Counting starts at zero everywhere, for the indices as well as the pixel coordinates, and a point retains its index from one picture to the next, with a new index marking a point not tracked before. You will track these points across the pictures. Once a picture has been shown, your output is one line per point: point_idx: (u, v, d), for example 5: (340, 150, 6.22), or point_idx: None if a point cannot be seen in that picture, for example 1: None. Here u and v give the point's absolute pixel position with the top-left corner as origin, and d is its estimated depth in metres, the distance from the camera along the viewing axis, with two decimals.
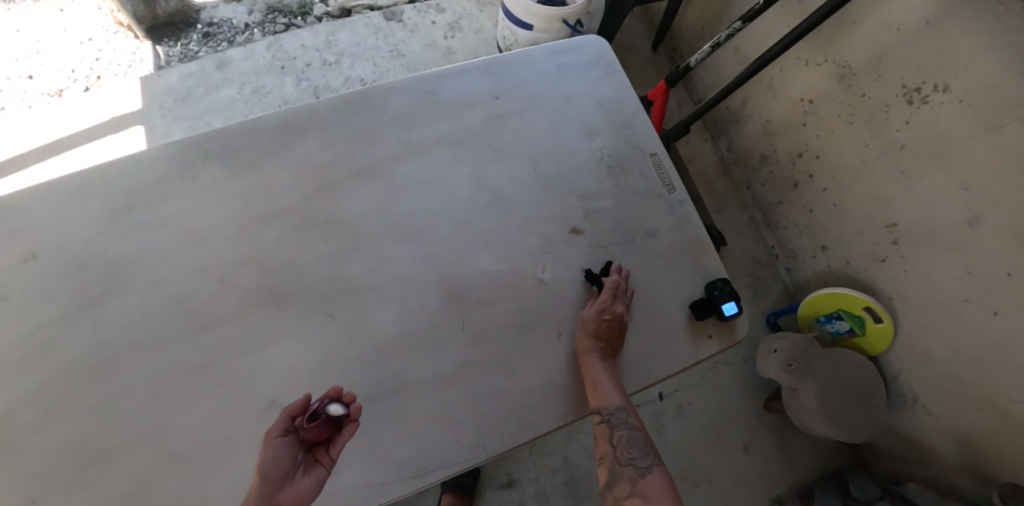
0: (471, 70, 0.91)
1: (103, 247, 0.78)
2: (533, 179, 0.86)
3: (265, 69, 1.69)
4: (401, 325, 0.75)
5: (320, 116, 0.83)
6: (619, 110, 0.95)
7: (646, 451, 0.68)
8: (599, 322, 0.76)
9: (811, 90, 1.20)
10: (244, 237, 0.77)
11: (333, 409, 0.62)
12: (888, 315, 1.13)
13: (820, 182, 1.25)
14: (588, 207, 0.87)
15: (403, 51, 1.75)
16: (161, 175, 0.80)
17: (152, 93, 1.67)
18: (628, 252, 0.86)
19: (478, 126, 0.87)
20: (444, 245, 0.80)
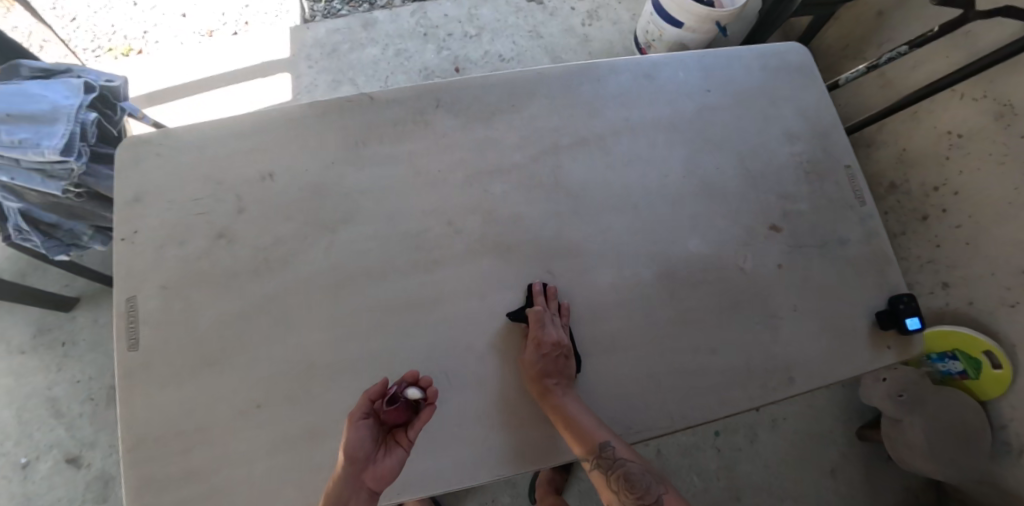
0: (686, 60, 0.95)
1: (338, 176, 0.80)
2: (738, 174, 0.90)
3: (408, 34, 1.74)
4: (616, 291, 0.80)
5: (548, 82, 0.87)
6: (819, 118, 0.97)
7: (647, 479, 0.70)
8: (546, 360, 0.72)
9: (962, 123, 1.07)
10: (473, 186, 0.80)
11: (411, 392, 0.66)
12: (1010, 363, 1.02)
13: (953, 219, 1.11)
14: (786, 207, 0.91)
15: (541, 32, 1.77)
16: (395, 116, 0.83)
17: (300, 43, 1.74)
18: (821, 257, 0.90)
19: (692, 114, 0.91)
20: (656, 222, 0.84)
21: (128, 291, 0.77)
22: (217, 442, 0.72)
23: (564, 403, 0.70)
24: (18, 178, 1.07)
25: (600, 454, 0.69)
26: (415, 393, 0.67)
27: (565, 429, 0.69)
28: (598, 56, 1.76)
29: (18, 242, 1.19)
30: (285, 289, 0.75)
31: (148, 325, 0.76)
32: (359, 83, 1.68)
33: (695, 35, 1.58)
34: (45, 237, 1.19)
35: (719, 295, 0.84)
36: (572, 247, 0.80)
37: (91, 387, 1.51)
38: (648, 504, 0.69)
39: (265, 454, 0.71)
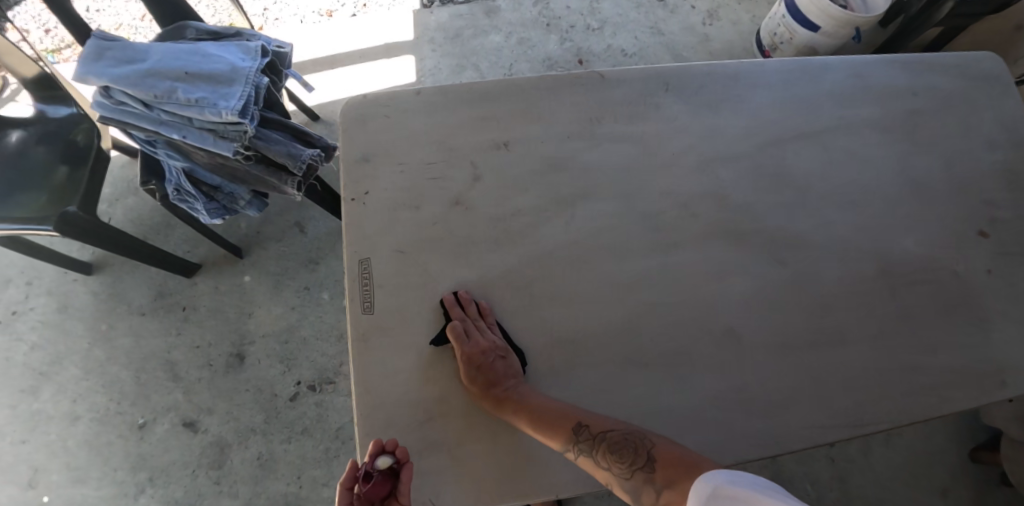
0: (892, 63, 0.95)
1: (573, 150, 0.79)
2: (946, 176, 0.90)
3: (531, 24, 1.75)
4: (842, 284, 0.79)
5: (768, 75, 0.87)
6: (1019, 127, 0.96)
7: (633, 445, 0.60)
8: (479, 365, 0.68)
9: None
10: (704, 171, 0.80)
11: (381, 462, 0.64)
12: None
13: None
14: (993, 214, 0.90)
15: (662, 30, 1.77)
16: (627, 95, 0.83)
17: (423, 27, 1.75)
18: None
19: (902, 117, 0.91)
20: (876, 221, 0.84)
21: (362, 254, 0.75)
22: (458, 411, 0.70)
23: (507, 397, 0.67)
24: (190, 136, 1.09)
25: (575, 439, 0.63)
26: (389, 460, 0.65)
27: (533, 425, 0.65)
28: (719, 56, 1.76)
29: (175, 201, 1.23)
30: (525, 262, 0.75)
31: (382, 288, 0.74)
32: (482, 70, 1.68)
33: (831, 39, 1.56)
34: (207, 200, 1.23)
35: (938, 296, 0.83)
36: (804, 239, 0.80)
37: (211, 354, 1.48)
38: (644, 470, 0.58)
39: (507, 427, 0.69)
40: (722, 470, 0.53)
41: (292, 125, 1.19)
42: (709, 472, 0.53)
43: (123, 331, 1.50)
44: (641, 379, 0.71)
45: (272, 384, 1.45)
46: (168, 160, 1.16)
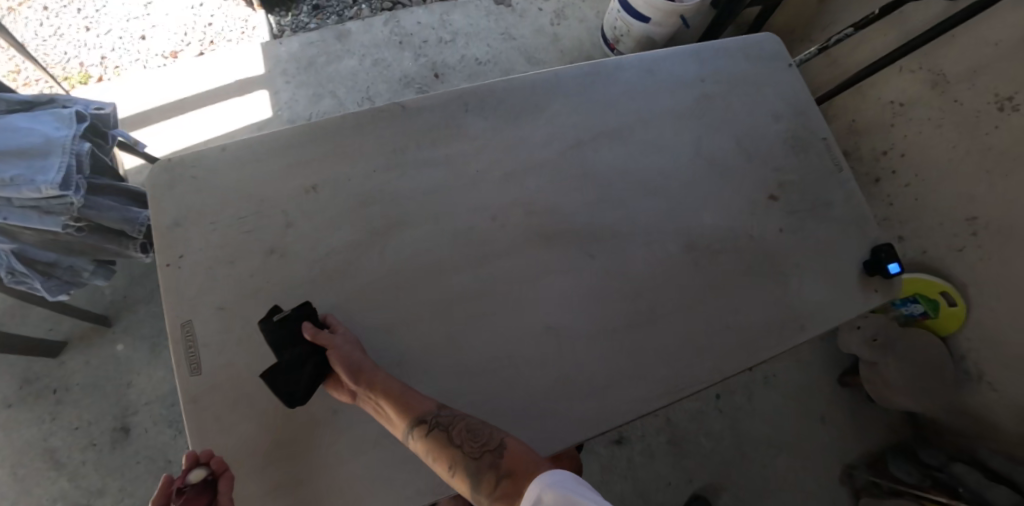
0: (681, 55, 1.03)
1: (383, 182, 0.83)
2: (736, 150, 1.00)
3: (384, 43, 1.75)
4: (649, 266, 0.87)
5: (565, 81, 0.93)
6: (797, 98, 1.08)
7: (482, 437, 0.68)
8: (332, 358, 0.72)
9: (903, 95, 1.62)
10: (511, 183, 0.85)
11: (195, 473, 0.69)
12: (961, 299, 1.57)
13: (903, 178, 1.67)
14: (781, 179, 1.01)
15: (513, 35, 1.83)
16: (431, 121, 0.87)
17: (273, 59, 1.71)
18: (813, 219, 1.00)
19: (694, 104, 1.00)
20: (676, 203, 0.92)
21: (184, 317, 0.76)
22: (303, 449, 0.74)
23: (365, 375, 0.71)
24: (13, 217, 1.01)
25: (430, 422, 0.69)
26: (204, 471, 0.69)
27: (387, 407, 0.70)
28: (569, 53, 1.85)
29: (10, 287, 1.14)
30: (347, 298, 0.79)
31: (207, 348, 0.76)
32: (340, 95, 1.68)
33: (662, 28, 1.68)
34: (45, 278, 1.14)
35: (737, 259, 0.92)
36: (611, 231, 0.87)
37: (92, 433, 1.40)
38: (491, 456, 0.66)
39: (350, 456, 0.73)
40: (546, 473, 0.62)
41: (127, 189, 1.18)
42: (541, 472, 0.62)
43: None
44: (468, 388, 0.77)
45: (166, 450, 1.40)
46: None
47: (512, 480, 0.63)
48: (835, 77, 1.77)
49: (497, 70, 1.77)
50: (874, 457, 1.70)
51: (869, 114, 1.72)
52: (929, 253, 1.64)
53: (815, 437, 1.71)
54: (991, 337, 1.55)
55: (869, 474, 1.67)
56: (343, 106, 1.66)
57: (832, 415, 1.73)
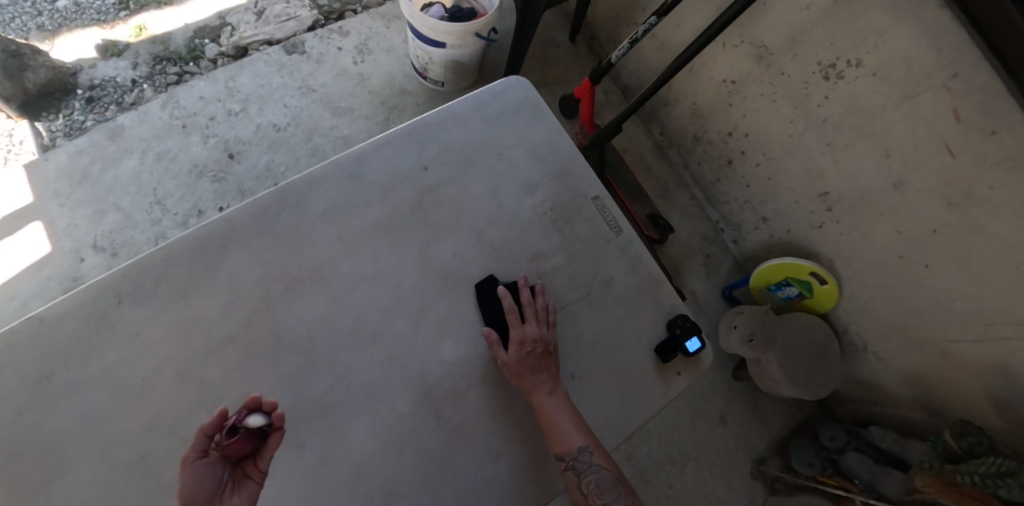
0: (394, 142, 0.95)
1: (30, 425, 0.73)
2: (479, 250, 0.93)
3: (166, 131, 1.55)
4: (376, 438, 0.80)
5: (241, 228, 0.85)
6: (554, 156, 1.01)
7: (617, 490, 0.78)
8: (526, 361, 0.83)
9: (732, 73, 1.50)
10: (187, 382, 0.77)
11: (255, 420, 0.71)
12: (832, 278, 1.48)
13: (752, 158, 1.57)
14: (540, 269, 0.94)
15: (312, 86, 1.64)
16: (77, 329, 0.77)
17: (42, 180, 1.50)
18: (587, 307, 0.93)
19: (412, 203, 0.93)
20: (403, 344, 0.85)
21: None
22: None
23: (551, 408, 0.81)
24: None
25: (574, 458, 0.79)
26: (261, 420, 0.72)
27: (548, 427, 0.80)
28: (381, 93, 1.66)
29: None
30: None
31: None
32: (125, 206, 1.48)
33: (462, 50, 1.52)
34: None
35: (487, 382, 0.86)
36: (328, 406, 0.80)
37: None
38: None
39: None
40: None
41: None
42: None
43: None
44: None
45: None
46: None
47: None
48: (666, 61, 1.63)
49: (300, 132, 1.59)
50: (781, 444, 1.64)
51: (706, 94, 1.60)
52: (794, 231, 1.56)
53: (718, 441, 1.63)
54: (866, 310, 1.47)
55: (779, 466, 1.60)
56: (132, 218, 1.48)
57: (731, 414, 1.66)
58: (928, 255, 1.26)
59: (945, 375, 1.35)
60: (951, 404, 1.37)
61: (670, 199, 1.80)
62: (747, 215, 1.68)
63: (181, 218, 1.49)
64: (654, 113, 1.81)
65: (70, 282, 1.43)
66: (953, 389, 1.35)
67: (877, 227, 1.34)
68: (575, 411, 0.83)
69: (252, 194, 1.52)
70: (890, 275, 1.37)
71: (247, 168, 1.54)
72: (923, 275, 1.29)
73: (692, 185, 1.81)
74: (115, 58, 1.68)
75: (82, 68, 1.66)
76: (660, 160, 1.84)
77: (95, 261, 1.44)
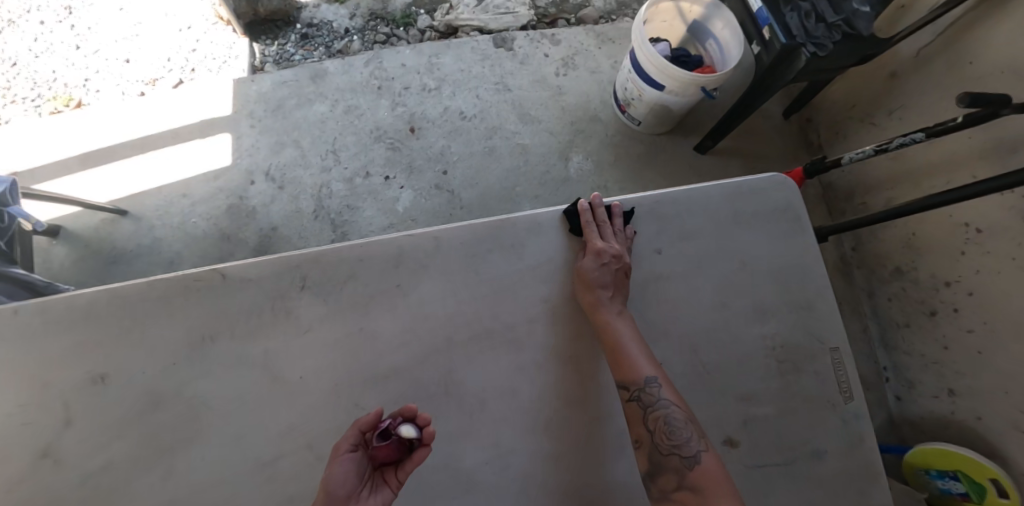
0: (635, 209, 0.89)
1: (182, 380, 0.76)
2: (687, 366, 0.83)
3: (360, 87, 1.57)
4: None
5: (444, 254, 0.84)
6: (802, 288, 0.88)
7: (688, 438, 0.73)
8: (598, 271, 0.82)
9: (982, 219, 1.26)
10: (342, 399, 0.76)
11: (406, 431, 0.70)
12: (1016, 493, 1.19)
13: (964, 321, 1.32)
14: (746, 414, 0.82)
15: (508, 85, 1.59)
16: (252, 301, 0.79)
17: (243, 97, 1.58)
18: (787, 477, 0.80)
19: (633, 289, 0.86)
20: (557, 447, 0.80)
21: None
22: None
23: (616, 326, 0.80)
24: None
25: (642, 389, 0.77)
26: (412, 431, 0.71)
27: (612, 350, 0.79)
28: (573, 112, 1.58)
29: None
30: None
31: None
32: (303, 146, 1.51)
33: (679, 98, 1.39)
34: None
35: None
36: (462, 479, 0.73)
37: None
38: (680, 482, 0.71)
39: None
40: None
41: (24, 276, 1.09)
42: None
43: None
44: None
45: None
46: None
47: (692, 491, 0.69)
48: (902, 178, 1.40)
49: (482, 127, 1.53)
50: None
51: (935, 230, 1.37)
52: (986, 421, 1.28)
53: None
54: None
55: None
56: (305, 158, 1.50)
57: None
58: None
59: None
60: None
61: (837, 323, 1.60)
62: (928, 377, 1.43)
63: (349, 174, 1.49)
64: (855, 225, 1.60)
65: (235, 199, 1.48)
66: None
67: None
68: (640, 337, 0.81)
69: (419, 173, 1.49)
70: None
71: (423, 146, 1.51)
72: None
73: (869, 316, 1.59)
74: (337, 4, 1.76)
75: (308, 5, 1.76)
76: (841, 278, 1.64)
77: (263, 188, 1.48)
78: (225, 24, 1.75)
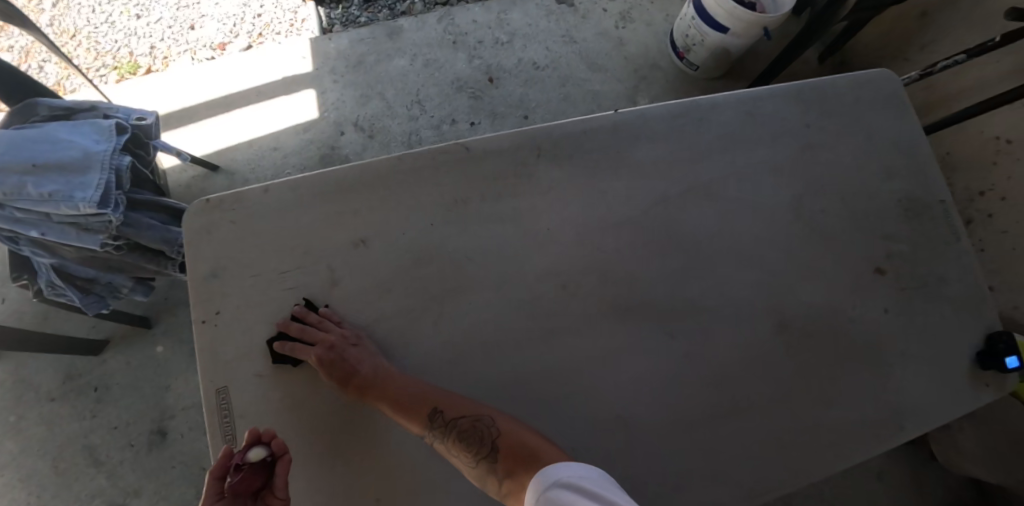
0: (785, 93, 0.92)
1: (436, 239, 0.81)
2: (844, 213, 0.89)
3: (437, 43, 1.65)
4: (739, 350, 0.79)
5: (651, 123, 0.86)
6: (917, 150, 0.95)
7: (483, 441, 0.68)
8: (326, 358, 0.73)
9: (1010, 131, 1.43)
10: (587, 244, 0.81)
11: (254, 454, 0.71)
12: None
13: (999, 223, 1.49)
14: (890, 248, 0.90)
15: (575, 37, 1.70)
16: (491, 172, 0.83)
17: (322, 55, 1.63)
18: (924, 297, 0.89)
19: (794, 156, 0.90)
20: (749, 289, 0.82)
21: (218, 385, 0.75)
22: None
23: (383, 389, 0.72)
24: (52, 234, 0.98)
25: (431, 426, 0.70)
26: (263, 451, 0.72)
27: (395, 412, 0.72)
28: (634, 61, 1.70)
29: (51, 295, 1.13)
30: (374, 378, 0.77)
31: (243, 419, 0.76)
32: (389, 98, 1.58)
33: (740, 40, 1.53)
34: (82, 293, 1.13)
35: (809, 340, 0.82)
36: (684, 304, 0.80)
37: (130, 434, 1.40)
38: (498, 480, 0.65)
39: None
40: (554, 464, 0.60)
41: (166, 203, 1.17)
42: (537, 474, 0.60)
43: (34, 420, 1.41)
44: None
45: (199, 457, 1.40)
46: (35, 257, 1.03)
47: (509, 479, 0.63)
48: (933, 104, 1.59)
49: (555, 75, 1.64)
50: None
51: (968, 149, 1.54)
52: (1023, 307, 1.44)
53: (871, 497, 1.59)
54: None
55: None
56: (392, 109, 1.57)
57: (892, 474, 1.61)
58: None
59: None
60: None
61: None
62: None
63: (436, 122, 1.56)
64: None
65: (327, 149, 1.53)
66: None
67: None
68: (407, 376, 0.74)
69: (502, 118, 1.58)
70: None
71: (504, 94, 1.60)
72: None
73: None
74: None
75: None
76: None
77: (353, 137, 1.54)
78: None
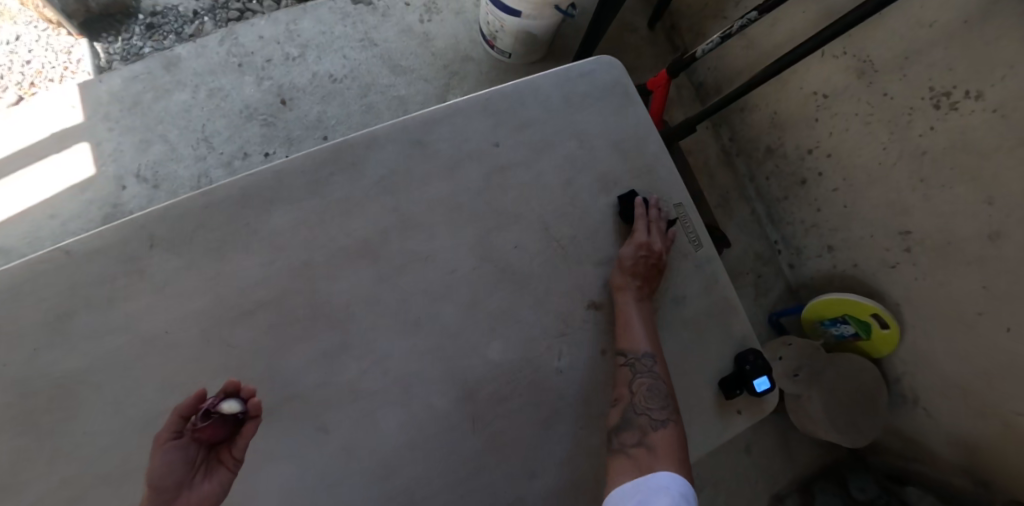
0: (470, 110, 0.98)
1: (42, 362, 0.82)
2: (545, 245, 0.95)
3: (220, 68, 1.50)
4: (404, 434, 0.85)
5: (289, 181, 0.91)
6: (638, 150, 1.02)
7: (663, 407, 0.82)
8: (634, 259, 0.92)
9: (825, 84, 1.31)
10: (267, 309, 0.86)
11: (227, 407, 0.71)
12: (894, 322, 1.30)
13: (830, 181, 1.38)
14: (606, 273, 0.96)
15: (374, 39, 1.56)
16: (101, 273, 0.85)
17: (93, 101, 1.47)
18: (652, 321, 0.95)
19: (478, 183, 0.95)
20: (448, 335, 0.90)
21: None
22: None
23: (626, 310, 0.89)
24: None
25: (637, 359, 0.86)
26: (236, 406, 0.71)
27: (623, 325, 0.89)
28: (443, 57, 1.58)
29: None
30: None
31: None
32: (172, 139, 1.45)
33: (538, 22, 1.38)
34: None
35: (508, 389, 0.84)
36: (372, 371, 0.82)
37: None
38: (638, 446, 0.80)
39: None
40: (664, 472, 0.74)
41: None
42: (666, 470, 0.74)
43: None
44: None
45: None
46: None
47: (649, 449, 0.79)
48: (753, 63, 1.49)
49: (355, 86, 1.52)
50: (804, 486, 1.50)
51: (793, 104, 1.41)
52: (861, 265, 1.37)
53: (742, 471, 1.52)
54: (925, 365, 1.27)
55: None
56: (176, 151, 1.44)
57: (757, 446, 1.53)
58: (1011, 316, 1.06)
59: (1002, 451, 1.14)
60: (1011, 487, 1.15)
61: (729, 211, 1.67)
62: (812, 241, 1.51)
63: (226, 158, 1.45)
64: (727, 117, 1.66)
65: (109, 208, 1.41)
66: (1009, 471, 1.14)
67: (958, 280, 1.15)
68: (651, 324, 0.90)
69: (300, 143, 1.47)
70: (962, 334, 1.17)
71: (299, 117, 1.48)
72: (1002, 339, 1.09)
73: (755, 200, 1.66)
74: None
75: None
76: (724, 170, 1.70)
77: (136, 190, 1.42)
78: (55, 27, 1.56)
